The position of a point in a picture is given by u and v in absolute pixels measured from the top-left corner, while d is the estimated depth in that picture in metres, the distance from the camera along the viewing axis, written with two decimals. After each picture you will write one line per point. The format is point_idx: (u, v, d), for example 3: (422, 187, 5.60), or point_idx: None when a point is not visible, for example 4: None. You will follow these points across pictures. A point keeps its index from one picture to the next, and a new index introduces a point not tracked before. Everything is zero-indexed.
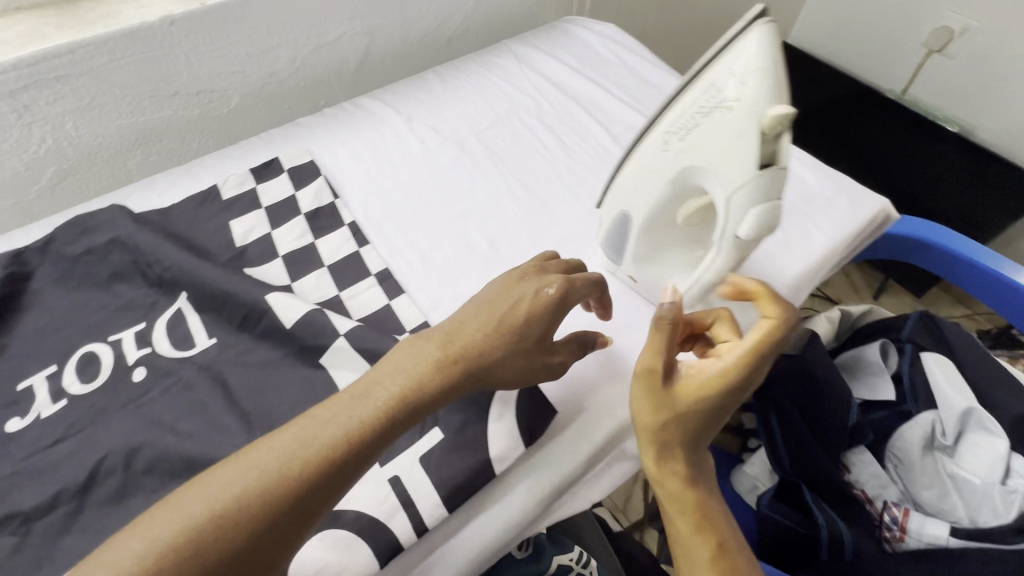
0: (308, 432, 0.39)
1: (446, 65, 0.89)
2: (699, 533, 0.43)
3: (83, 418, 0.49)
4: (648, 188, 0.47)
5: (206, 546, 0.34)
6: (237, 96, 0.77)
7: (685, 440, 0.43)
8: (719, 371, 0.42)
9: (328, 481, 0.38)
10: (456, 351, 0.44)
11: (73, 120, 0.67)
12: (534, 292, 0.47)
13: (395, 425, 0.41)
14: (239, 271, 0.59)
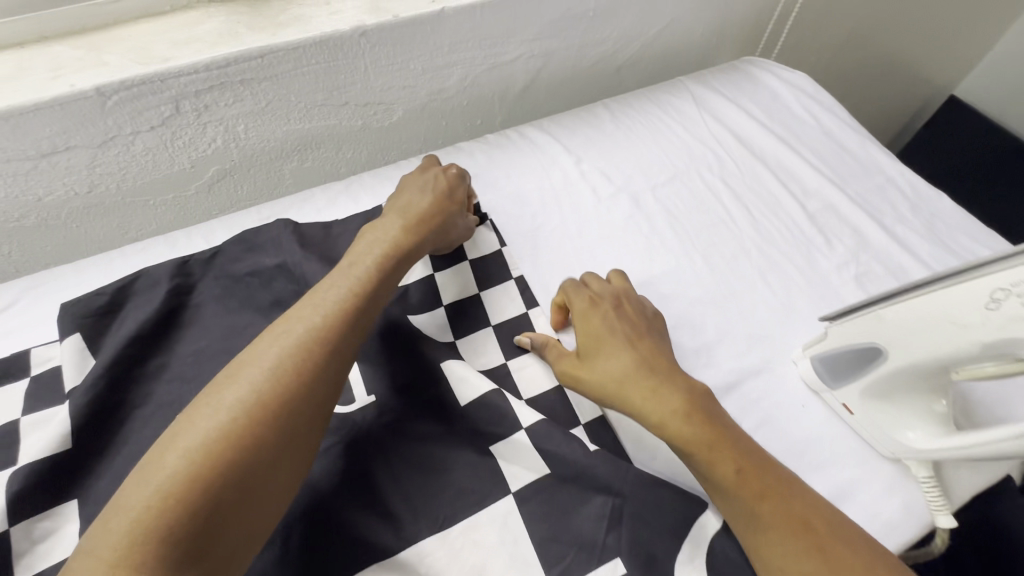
0: (262, 354, 0.40)
1: (616, 99, 0.81)
2: (714, 463, 0.41)
3: None
4: (938, 339, 0.41)
5: (229, 456, 0.35)
6: (401, 110, 0.72)
7: (623, 369, 0.46)
8: (581, 307, 0.51)
9: (318, 377, 0.40)
10: (416, 214, 0.54)
11: (245, 122, 0.63)
12: (441, 172, 0.59)
13: (393, 274, 0.49)
14: (405, 320, 0.54)
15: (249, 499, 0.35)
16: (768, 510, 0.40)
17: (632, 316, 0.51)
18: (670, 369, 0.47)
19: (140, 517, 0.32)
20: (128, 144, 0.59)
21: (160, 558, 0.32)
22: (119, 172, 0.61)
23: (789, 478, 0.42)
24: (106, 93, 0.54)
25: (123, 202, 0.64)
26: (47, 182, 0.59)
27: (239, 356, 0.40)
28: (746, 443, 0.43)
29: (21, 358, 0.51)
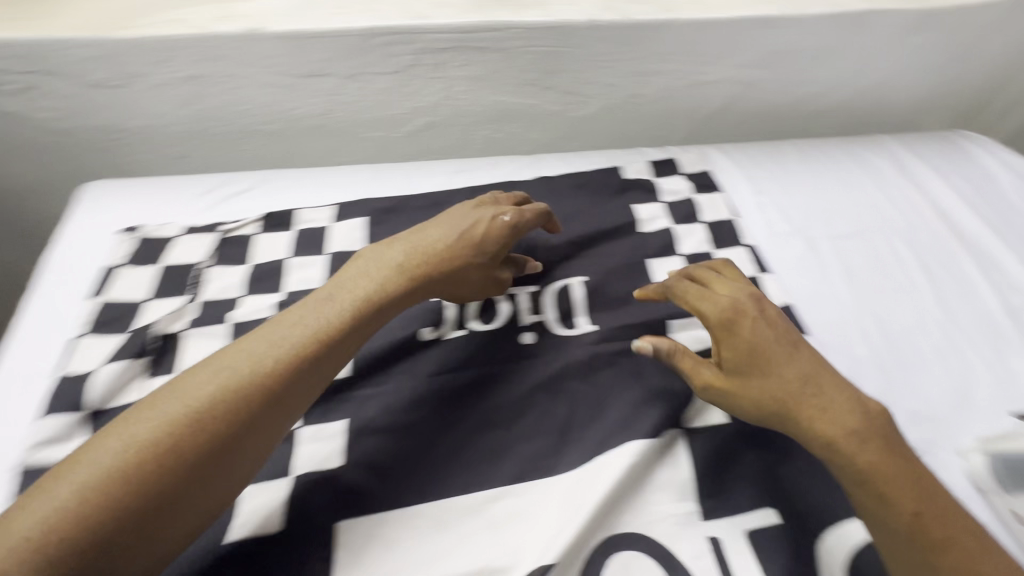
0: (268, 346, 0.40)
1: (808, 142, 0.79)
2: (884, 494, 0.39)
3: (406, 373, 0.52)
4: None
5: (188, 441, 0.35)
6: (597, 105, 0.76)
7: (767, 367, 0.44)
8: (721, 300, 0.48)
9: (299, 380, 0.40)
10: (441, 248, 0.50)
11: (464, 85, 0.70)
12: (489, 219, 0.53)
13: (386, 307, 0.46)
14: (570, 295, 0.59)
15: (189, 495, 0.35)
16: (941, 548, 0.38)
17: (774, 321, 0.47)
18: (808, 362, 0.45)
19: (89, 483, 0.33)
20: (369, 82, 0.68)
21: (72, 549, 0.31)
22: (354, 105, 0.71)
23: (957, 512, 0.40)
24: (370, 35, 0.63)
25: (344, 131, 0.74)
26: (299, 98, 0.69)
27: (243, 341, 0.41)
28: (925, 480, 0.41)
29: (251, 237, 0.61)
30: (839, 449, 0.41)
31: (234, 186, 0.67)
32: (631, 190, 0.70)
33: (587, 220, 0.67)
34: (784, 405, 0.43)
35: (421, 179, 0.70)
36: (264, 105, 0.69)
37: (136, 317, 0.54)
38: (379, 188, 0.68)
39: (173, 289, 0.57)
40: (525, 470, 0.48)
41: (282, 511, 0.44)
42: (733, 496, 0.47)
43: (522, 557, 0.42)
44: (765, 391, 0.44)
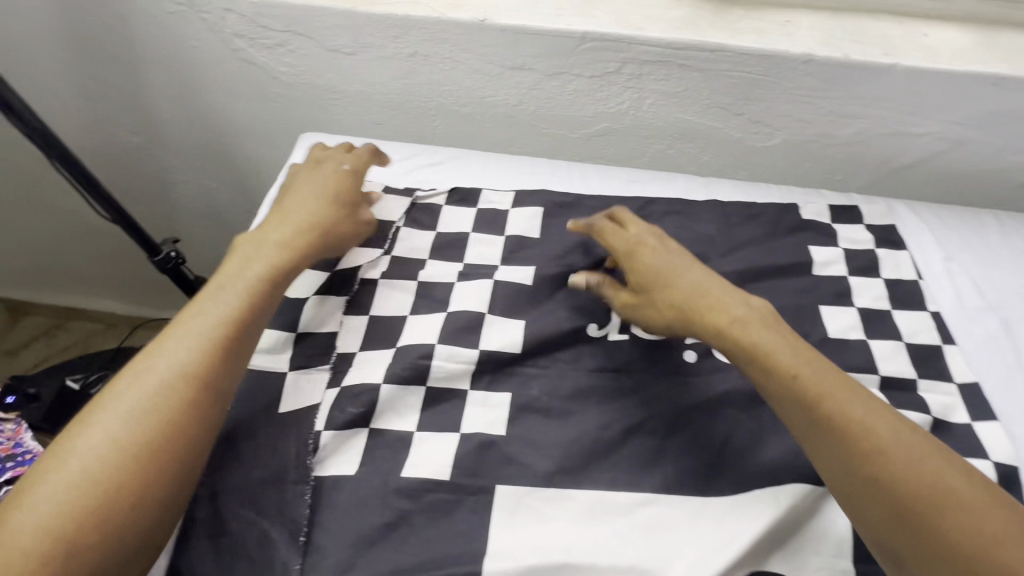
0: (190, 337, 0.46)
1: (1009, 216, 0.72)
2: (861, 466, 0.41)
3: (568, 361, 0.55)
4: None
5: (137, 448, 0.41)
6: (781, 139, 0.74)
7: (718, 320, 0.48)
8: (622, 237, 0.57)
9: (225, 365, 0.46)
10: (307, 219, 0.56)
11: (655, 98, 0.72)
12: (335, 173, 0.61)
13: (277, 286, 0.52)
14: None
15: (148, 496, 0.41)
16: (921, 517, 0.39)
17: (673, 250, 0.55)
18: (778, 331, 0.48)
19: (66, 498, 0.39)
20: (566, 82, 0.72)
21: (69, 543, 0.38)
22: (545, 101, 0.74)
23: (949, 481, 0.40)
24: (585, 39, 0.66)
25: (528, 124, 0.78)
26: (498, 87, 0.74)
27: (165, 333, 0.47)
28: (885, 436, 0.42)
29: (440, 206, 0.67)
30: (807, 422, 0.43)
31: (426, 158, 0.73)
32: (806, 228, 0.68)
33: (757, 250, 0.66)
34: (750, 372, 0.47)
35: (594, 182, 0.72)
36: (464, 89, 0.75)
37: (341, 260, 0.62)
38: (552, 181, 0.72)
39: (372, 240, 0.63)
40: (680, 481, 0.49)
41: (452, 461, 0.48)
42: None
43: (673, 565, 0.44)
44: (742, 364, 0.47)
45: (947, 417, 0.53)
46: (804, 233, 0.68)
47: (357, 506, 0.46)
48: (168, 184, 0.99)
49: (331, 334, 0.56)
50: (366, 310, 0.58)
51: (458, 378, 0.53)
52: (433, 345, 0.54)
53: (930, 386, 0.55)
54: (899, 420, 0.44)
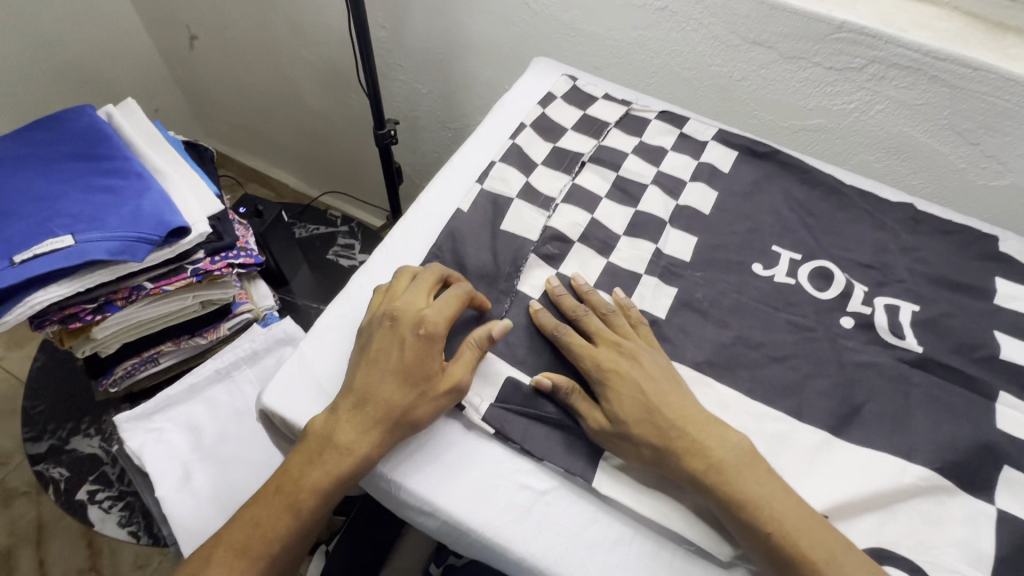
0: (299, 477, 0.46)
1: None
2: (788, 560, 0.42)
3: (742, 309, 0.58)
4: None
5: (255, 541, 0.46)
6: (1009, 180, 0.71)
7: (702, 457, 0.45)
8: (598, 357, 0.51)
9: (301, 517, 0.46)
10: (385, 403, 0.47)
11: (887, 105, 0.71)
12: (409, 328, 0.49)
13: (351, 477, 0.46)
14: (910, 326, 0.59)
15: None
16: None
17: (653, 368, 0.50)
18: (772, 491, 0.44)
19: None
20: (800, 68, 0.73)
21: None
22: (770, 81, 0.76)
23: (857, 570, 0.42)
24: (840, 28, 0.67)
25: (741, 100, 0.80)
26: (729, 59, 0.77)
27: (280, 471, 0.47)
28: (792, 522, 0.43)
29: (649, 120, 0.75)
30: None
31: (641, 103, 0.78)
32: (1017, 275, 0.65)
33: (957, 278, 0.63)
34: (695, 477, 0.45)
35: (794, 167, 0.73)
36: (696, 52, 0.79)
37: (559, 136, 0.71)
38: (759, 155, 0.72)
39: (587, 130, 0.72)
40: (826, 444, 0.51)
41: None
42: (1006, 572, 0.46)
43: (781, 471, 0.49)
44: (735, 521, 0.44)
45: None
46: (1014, 278, 0.64)
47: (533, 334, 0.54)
48: (387, 80, 1.13)
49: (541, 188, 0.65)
50: (571, 178, 0.67)
51: (631, 284, 0.59)
52: (619, 236, 0.62)
53: None
54: (822, 523, 0.44)
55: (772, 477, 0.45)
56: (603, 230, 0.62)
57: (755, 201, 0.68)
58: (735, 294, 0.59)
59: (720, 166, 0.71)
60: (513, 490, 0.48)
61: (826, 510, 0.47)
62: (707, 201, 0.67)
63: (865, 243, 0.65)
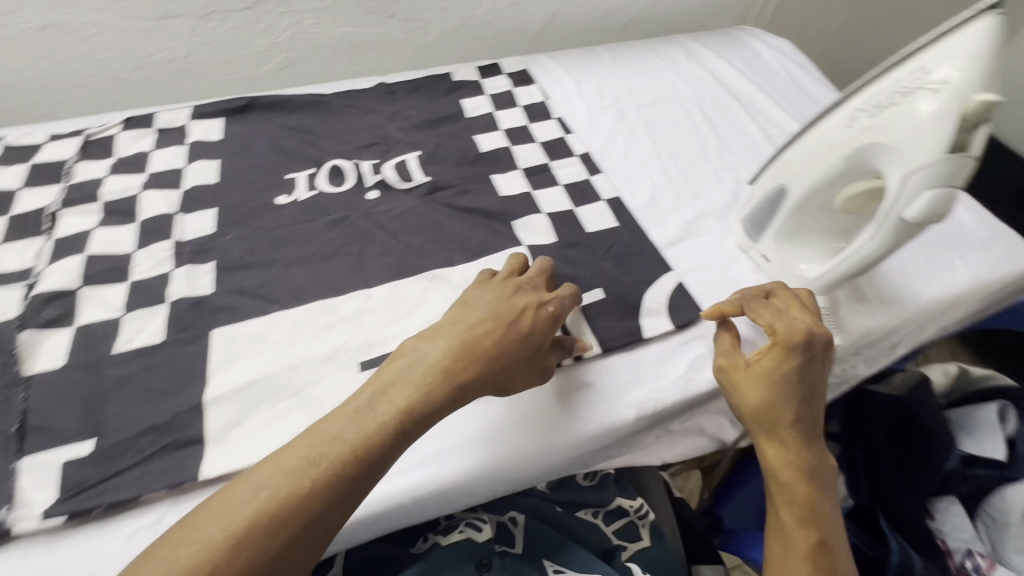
0: (401, 390, 0.43)
1: (619, 45, 0.94)
2: (794, 459, 0.47)
3: (282, 239, 0.61)
4: (809, 169, 0.51)
5: (337, 462, 0.39)
6: (437, 30, 0.87)
7: (808, 400, 0.48)
8: (792, 329, 0.49)
9: (391, 445, 0.41)
10: (493, 324, 0.47)
11: (312, 18, 0.79)
12: (535, 305, 0.50)
13: (447, 399, 0.44)
14: (418, 166, 0.70)
15: (308, 511, 0.37)
16: (817, 493, 0.46)
17: (821, 367, 0.50)
18: (776, 405, 0.48)
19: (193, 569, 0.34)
20: (220, 22, 0.76)
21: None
22: (210, 45, 0.78)
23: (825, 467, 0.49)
24: None
25: (207, 73, 0.81)
26: (158, 43, 0.76)
27: (374, 388, 0.43)
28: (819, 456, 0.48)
29: (113, 135, 0.70)
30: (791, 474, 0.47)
31: (100, 123, 0.72)
32: (473, 92, 0.82)
33: (435, 115, 0.77)
34: (787, 409, 0.48)
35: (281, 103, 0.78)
36: (124, 53, 0.75)
37: (12, 204, 0.61)
38: (239, 109, 0.74)
39: (44, 179, 0.64)
40: (396, 290, 0.57)
41: (163, 327, 0.53)
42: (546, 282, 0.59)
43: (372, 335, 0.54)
44: (775, 422, 0.48)
45: (581, 178, 0.70)
46: (472, 95, 0.81)
47: (74, 397, 0.48)
48: None
49: (15, 264, 0.56)
50: (49, 234, 0.59)
51: (162, 285, 0.56)
52: (132, 253, 0.58)
53: (564, 162, 0.72)
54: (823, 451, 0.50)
55: (787, 402, 0.48)
56: (109, 258, 0.57)
57: (255, 148, 0.70)
58: (270, 231, 0.61)
59: (208, 136, 0.71)
60: (121, 545, 0.41)
61: None
62: (210, 172, 0.67)
63: (361, 129, 0.74)
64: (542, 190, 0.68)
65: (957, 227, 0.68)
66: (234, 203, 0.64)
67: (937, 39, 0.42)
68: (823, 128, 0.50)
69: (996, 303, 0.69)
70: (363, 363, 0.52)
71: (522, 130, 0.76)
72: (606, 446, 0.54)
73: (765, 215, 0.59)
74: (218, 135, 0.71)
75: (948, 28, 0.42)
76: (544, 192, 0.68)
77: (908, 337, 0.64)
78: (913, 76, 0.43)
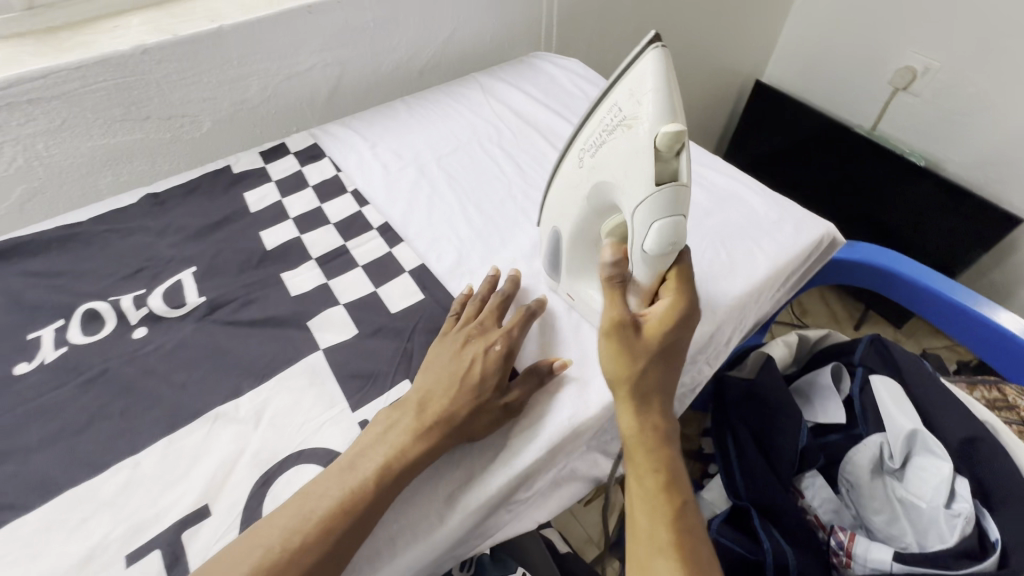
0: (361, 463, 0.45)
1: (415, 95, 0.92)
2: (652, 428, 0.44)
3: (22, 419, 0.51)
4: (567, 210, 0.53)
5: (292, 552, 0.40)
6: (208, 121, 0.80)
7: (670, 367, 0.46)
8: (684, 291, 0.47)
9: (352, 529, 0.42)
10: (449, 381, 0.50)
11: (45, 140, 0.70)
12: (485, 352, 0.52)
13: (402, 465, 0.45)
14: (195, 284, 0.62)
15: None
16: (668, 464, 0.43)
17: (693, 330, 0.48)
18: (654, 376, 0.45)
19: None
20: None
21: None
22: None
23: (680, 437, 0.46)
24: None
25: None
26: None
27: (339, 462, 0.46)
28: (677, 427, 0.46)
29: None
30: (646, 443, 0.44)
31: None
32: (258, 181, 0.75)
33: (214, 217, 0.69)
34: (656, 369, 0.45)
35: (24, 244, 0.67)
36: None
37: None
38: None
39: None
40: (169, 446, 0.49)
41: None
42: (349, 384, 0.54)
43: (142, 514, 0.45)
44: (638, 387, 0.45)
45: (383, 253, 0.66)
46: (258, 185, 0.75)
47: None
48: None
49: None
50: None
51: None
52: None
53: (363, 239, 0.67)
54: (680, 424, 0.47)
55: (659, 369, 0.46)
56: None
57: None
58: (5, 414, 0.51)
59: None
60: None
61: (201, 502, 0.46)
62: None
63: (124, 254, 0.65)
64: (340, 278, 0.63)
65: (750, 214, 0.71)
66: None
67: (622, 77, 0.45)
68: (568, 170, 0.52)
69: (803, 274, 0.73)
70: (129, 555, 0.43)
71: (315, 213, 0.71)
72: (444, 552, 0.48)
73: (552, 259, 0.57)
74: None
75: (631, 62, 0.44)
76: (343, 279, 0.63)
77: (732, 331, 0.66)
78: (615, 112, 0.45)
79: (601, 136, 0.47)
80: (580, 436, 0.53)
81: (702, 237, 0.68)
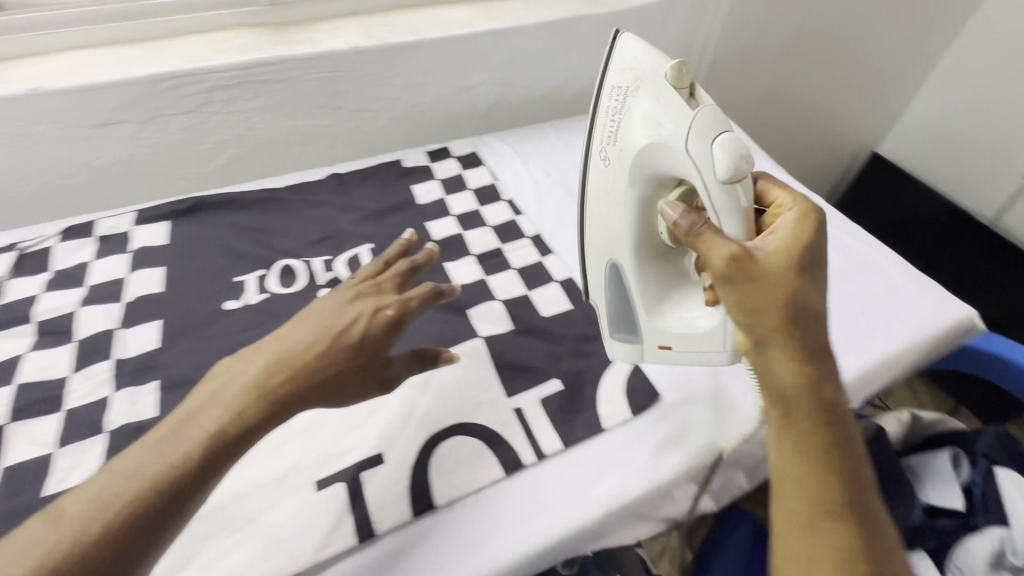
0: (198, 418, 0.39)
1: (563, 121, 0.99)
2: (798, 370, 0.39)
3: (231, 349, 0.59)
4: (615, 216, 0.53)
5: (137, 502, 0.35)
6: (385, 117, 0.90)
7: (812, 297, 0.40)
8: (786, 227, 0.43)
9: (182, 489, 0.36)
10: (306, 343, 0.44)
11: (260, 115, 0.81)
12: (371, 311, 0.47)
13: (243, 424, 0.39)
14: (372, 260, 0.70)
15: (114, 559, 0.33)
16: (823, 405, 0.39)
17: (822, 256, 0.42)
18: (792, 312, 0.39)
19: None
20: (165, 123, 0.76)
21: None
22: (154, 145, 0.77)
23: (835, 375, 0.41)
24: (157, 80, 0.72)
25: (152, 173, 0.80)
26: (97, 148, 0.74)
27: (180, 412, 0.40)
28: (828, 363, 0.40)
29: (49, 248, 0.67)
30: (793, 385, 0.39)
31: (34, 236, 0.69)
32: (423, 177, 0.83)
33: (387, 204, 0.78)
34: (794, 304, 0.40)
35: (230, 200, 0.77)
36: (63, 159, 0.74)
37: None
38: (184, 211, 0.73)
39: None
40: None
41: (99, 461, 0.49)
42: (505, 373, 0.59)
43: (328, 449, 0.52)
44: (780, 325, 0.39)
45: (534, 261, 0.72)
46: (424, 181, 0.83)
47: None
48: None
49: None
50: None
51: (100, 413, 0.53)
52: (68, 378, 0.55)
53: (517, 245, 0.74)
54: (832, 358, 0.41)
55: (797, 304, 0.40)
56: (42, 387, 0.54)
57: (200, 251, 0.69)
58: (217, 341, 0.59)
59: (153, 242, 0.69)
60: None
61: (376, 450, 0.52)
62: (154, 281, 0.65)
63: (312, 223, 0.74)
64: (497, 277, 0.69)
65: (887, 286, 0.72)
66: (179, 313, 0.62)
67: (610, 65, 0.53)
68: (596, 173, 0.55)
69: (934, 354, 0.72)
70: (317, 483, 0.50)
71: (474, 215, 0.78)
72: (577, 547, 0.50)
73: (626, 302, 0.56)
74: (160, 239, 0.70)
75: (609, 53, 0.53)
76: (499, 279, 0.69)
77: (860, 398, 0.67)
78: (615, 95, 0.52)
79: (615, 119, 0.52)
80: (713, 466, 0.56)
81: (838, 301, 0.70)
